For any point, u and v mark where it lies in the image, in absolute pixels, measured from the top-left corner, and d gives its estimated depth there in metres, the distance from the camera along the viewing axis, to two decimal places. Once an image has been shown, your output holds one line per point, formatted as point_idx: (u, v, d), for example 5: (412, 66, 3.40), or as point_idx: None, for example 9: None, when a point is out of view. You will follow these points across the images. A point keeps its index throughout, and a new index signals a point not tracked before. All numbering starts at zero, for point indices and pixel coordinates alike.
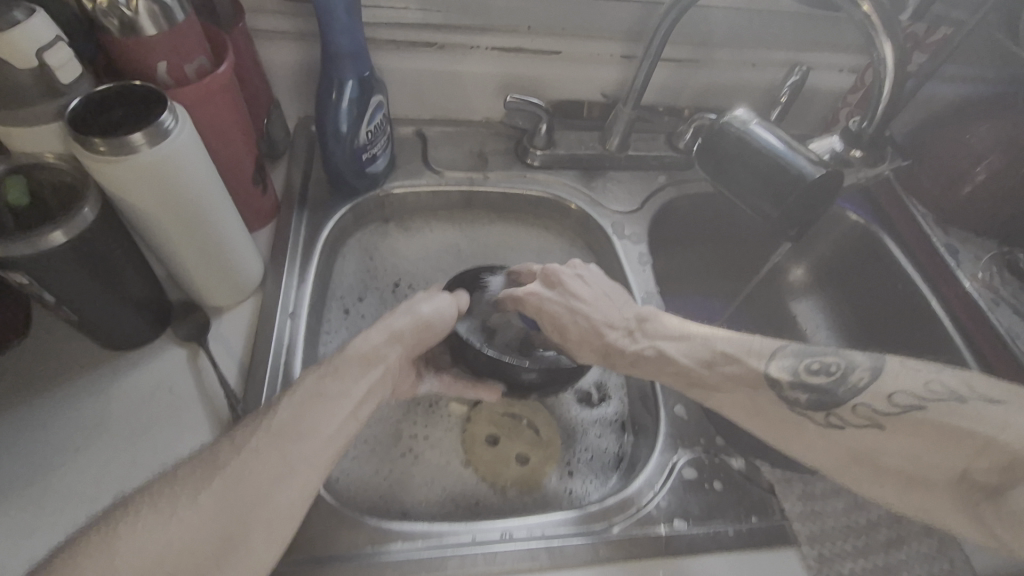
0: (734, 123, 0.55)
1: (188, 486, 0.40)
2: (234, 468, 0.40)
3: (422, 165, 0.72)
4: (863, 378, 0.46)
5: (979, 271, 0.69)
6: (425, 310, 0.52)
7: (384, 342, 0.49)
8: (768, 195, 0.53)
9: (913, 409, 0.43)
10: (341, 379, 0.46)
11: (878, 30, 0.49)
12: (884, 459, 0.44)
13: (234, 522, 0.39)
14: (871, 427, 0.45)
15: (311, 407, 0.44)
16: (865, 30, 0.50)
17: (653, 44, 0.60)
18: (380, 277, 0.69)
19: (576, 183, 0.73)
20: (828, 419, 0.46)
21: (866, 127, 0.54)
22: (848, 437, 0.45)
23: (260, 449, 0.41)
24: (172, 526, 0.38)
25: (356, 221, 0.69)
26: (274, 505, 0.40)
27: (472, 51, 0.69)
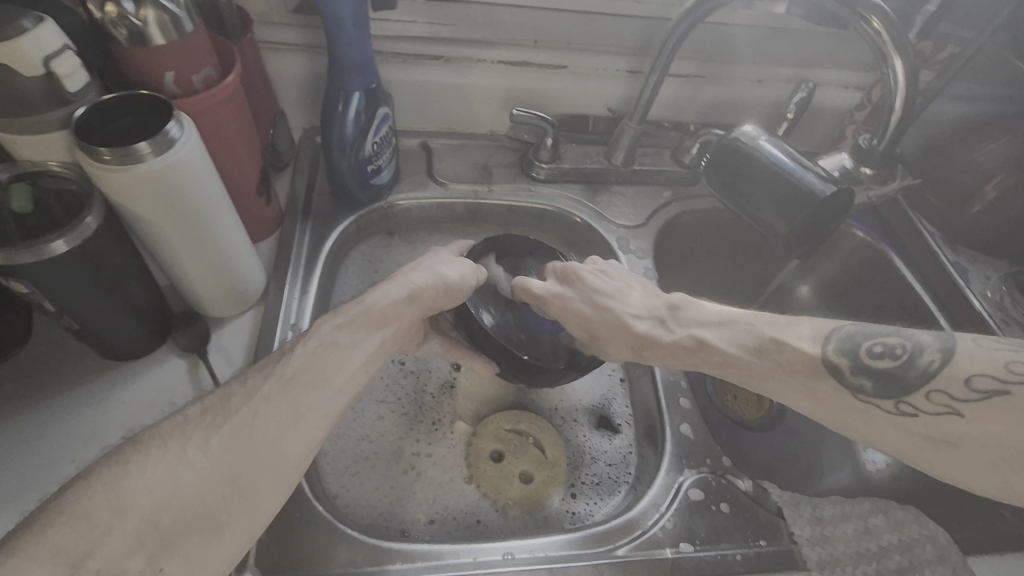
0: (743, 139, 0.55)
1: (195, 429, 0.38)
2: (245, 413, 0.39)
3: (427, 177, 0.72)
4: (934, 360, 0.42)
5: (989, 290, 0.68)
6: (447, 271, 0.50)
7: (402, 300, 0.48)
8: (777, 212, 0.52)
9: (996, 394, 0.39)
10: (354, 330, 0.46)
11: (889, 47, 0.49)
12: (964, 447, 0.40)
13: (245, 469, 0.38)
14: (949, 413, 0.41)
15: (326, 354, 0.44)
16: (876, 48, 0.50)
17: (660, 59, 0.60)
18: None
19: (580, 197, 0.73)
20: (898, 407, 0.43)
21: (876, 144, 0.54)
22: (922, 424, 0.42)
23: (272, 397, 0.41)
24: (180, 467, 0.36)
25: (360, 232, 0.68)
26: (283, 454, 0.39)
27: (478, 64, 0.70)
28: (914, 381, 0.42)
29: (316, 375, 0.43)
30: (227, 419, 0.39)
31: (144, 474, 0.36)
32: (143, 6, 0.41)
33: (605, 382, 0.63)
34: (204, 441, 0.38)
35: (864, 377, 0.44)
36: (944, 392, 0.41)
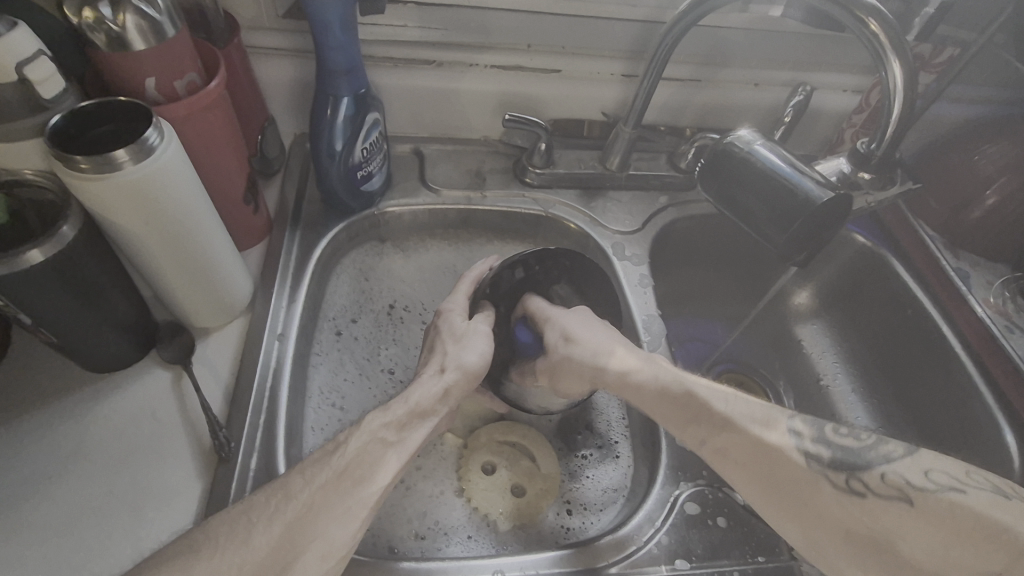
0: (738, 144, 0.54)
1: (260, 514, 0.39)
2: (303, 504, 0.39)
3: (419, 183, 0.71)
4: (897, 451, 0.42)
5: (992, 295, 0.67)
6: (470, 360, 0.50)
7: (438, 398, 0.48)
8: (773, 218, 0.51)
9: (949, 489, 0.39)
10: (400, 430, 0.45)
11: (887, 49, 0.48)
12: (902, 548, 0.38)
13: (294, 550, 0.38)
14: (899, 502, 0.40)
15: (377, 449, 0.43)
16: (873, 49, 0.49)
17: (654, 63, 0.59)
18: (375, 299, 0.67)
19: (575, 203, 0.72)
20: (849, 486, 0.41)
21: (875, 148, 0.53)
22: (864, 518, 0.40)
23: (330, 487, 0.41)
24: (240, 555, 0.37)
25: (350, 239, 0.67)
26: (331, 541, 0.39)
27: (470, 68, 0.69)
28: (869, 460, 0.42)
29: (369, 465, 0.42)
30: (285, 509, 0.39)
31: (209, 555, 0.37)
32: (121, 11, 0.41)
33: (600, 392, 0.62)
34: (266, 529, 0.38)
35: (824, 448, 0.43)
36: (900, 476, 0.40)
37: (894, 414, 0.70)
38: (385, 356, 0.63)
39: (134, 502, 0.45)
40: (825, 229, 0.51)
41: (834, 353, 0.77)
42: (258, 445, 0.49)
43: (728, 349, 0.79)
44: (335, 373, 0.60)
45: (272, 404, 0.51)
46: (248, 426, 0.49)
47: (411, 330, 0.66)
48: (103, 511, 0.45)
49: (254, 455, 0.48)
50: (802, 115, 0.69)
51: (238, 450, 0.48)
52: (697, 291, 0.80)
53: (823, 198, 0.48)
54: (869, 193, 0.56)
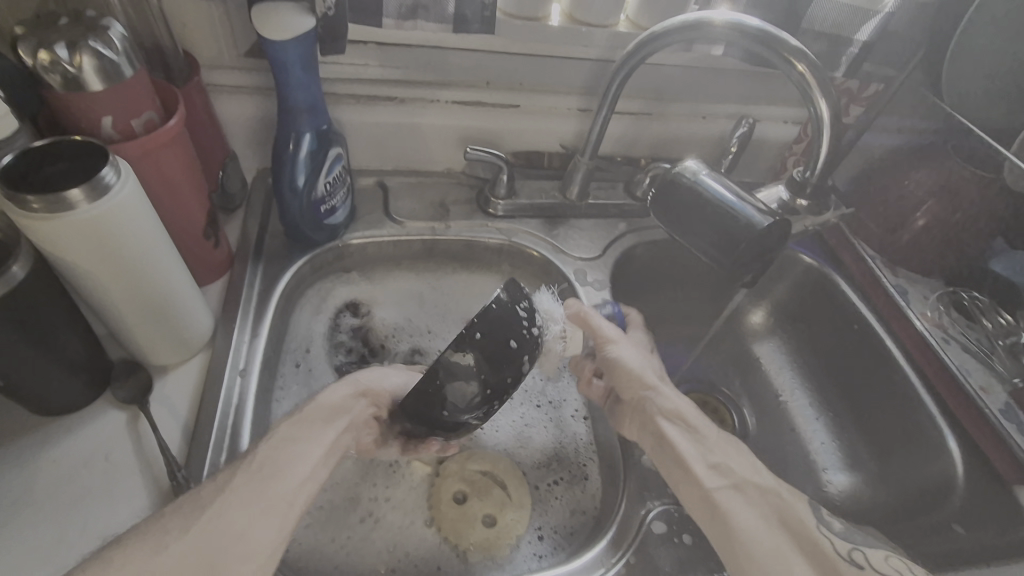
0: (686, 173, 0.56)
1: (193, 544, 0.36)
2: (246, 538, 0.38)
3: (383, 215, 0.72)
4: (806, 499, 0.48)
5: (928, 309, 0.72)
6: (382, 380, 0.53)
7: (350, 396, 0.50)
8: (719, 242, 0.53)
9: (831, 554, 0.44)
10: (309, 425, 0.46)
11: (814, 88, 0.52)
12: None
13: None
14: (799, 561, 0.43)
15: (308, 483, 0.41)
16: (802, 87, 0.53)
17: (606, 98, 0.63)
18: (340, 330, 0.67)
19: (537, 231, 0.74)
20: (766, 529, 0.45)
21: (809, 175, 0.57)
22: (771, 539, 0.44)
23: (243, 485, 0.40)
24: None
25: (314, 271, 0.67)
26: (252, 543, 0.38)
27: (432, 104, 0.71)
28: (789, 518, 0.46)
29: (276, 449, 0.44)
30: None
31: None
32: (78, 53, 0.41)
33: (566, 423, 0.62)
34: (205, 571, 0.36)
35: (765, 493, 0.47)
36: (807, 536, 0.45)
37: (847, 425, 0.74)
38: None
39: (84, 551, 0.43)
40: (768, 251, 0.54)
41: (790, 369, 0.81)
42: None
43: (690, 368, 0.82)
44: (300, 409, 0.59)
45: (233, 441, 0.50)
46: (208, 465, 0.48)
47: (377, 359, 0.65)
48: (49, 563, 0.43)
49: None
50: (747, 145, 0.74)
51: None
52: (659, 313, 0.83)
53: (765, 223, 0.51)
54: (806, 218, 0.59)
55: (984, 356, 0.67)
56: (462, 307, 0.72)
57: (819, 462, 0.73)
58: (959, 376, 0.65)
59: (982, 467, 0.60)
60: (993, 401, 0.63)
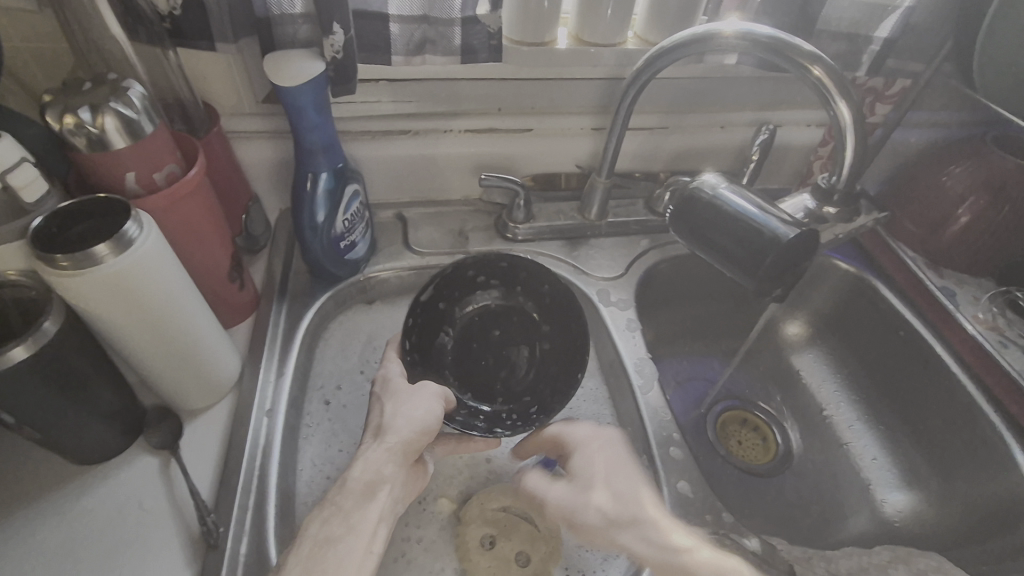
0: (704, 188, 0.51)
1: None
2: None
3: (403, 247, 0.73)
4: None
5: (980, 311, 0.68)
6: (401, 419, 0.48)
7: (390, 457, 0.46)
8: (744, 260, 0.47)
9: None
10: (353, 510, 0.44)
11: (832, 90, 0.50)
12: None
13: None
14: None
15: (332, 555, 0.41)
16: (819, 90, 0.50)
17: (619, 116, 0.62)
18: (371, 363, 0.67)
19: (559, 253, 0.74)
20: None
21: (836, 182, 0.54)
22: None
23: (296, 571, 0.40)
24: None
25: (338, 306, 0.68)
26: None
27: (445, 134, 0.72)
28: None
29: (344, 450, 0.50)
30: None
31: None
32: (100, 114, 0.42)
33: None
34: None
35: None
36: None
37: (901, 439, 0.70)
38: None
39: None
40: (800, 262, 0.47)
41: (834, 381, 0.77)
42: (248, 527, 0.47)
43: (726, 386, 0.79)
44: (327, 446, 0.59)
45: (261, 483, 0.50)
46: (237, 507, 0.48)
47: None
48: None
49: (243, 539, 0.47)
50: (769, 152, 0.72)
51: (227, 535, 0.46)
52: (689, 329, 0.81)
53: (796, 232, 0.45)
54: (835, 225, 0.56)
55: None
56: None
57: (873, 480, 0.69)
58: (1022, 382, 0.61)
59: None
60: None
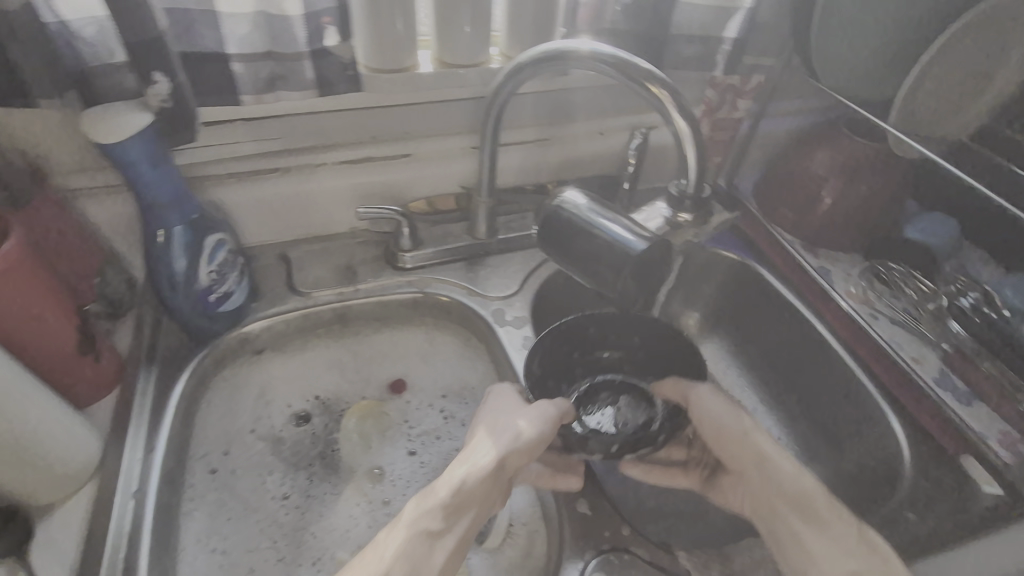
0: (564, 206, 0.50)
1: None
2: None
3: (287, 290, 0.69)
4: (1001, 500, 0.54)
5: (852, 286, 0.72)
6: (522, 425, 0.48)
7: (481, 479, 0.46)
8: (602, 274, 0.48)
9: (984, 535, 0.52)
10: (438, 519, 0.45)
11: (669, 106, 0.48)
12: None
13: None
14: None
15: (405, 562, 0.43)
16: (659, 106, 0.49)
17: (487, 137, 0.62)
18: (265, 415, 0.63)
19: (453, 277, 0.73)
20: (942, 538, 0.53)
21: (686, 184, 0.49)
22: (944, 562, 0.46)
23: None
24: None
25: (220, 362, 0.64)
26: None
27: (319, 168, 0.70)
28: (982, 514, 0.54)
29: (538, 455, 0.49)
30: None
31: None
32: None
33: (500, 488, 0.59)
34: None
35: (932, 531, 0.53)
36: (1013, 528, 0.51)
37: (797, 416, 0.73)
38: (273, 482, 0.58)
39: None
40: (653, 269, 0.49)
41: (733, 368, 0.80)
42: None
43: None
44: (215, 516, 0.55)
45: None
46: None
47: (306, 446, 0.62)
48: None
49: None
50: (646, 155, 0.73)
51: None
52: None
53: (643, 245, 0.46)
54: (694, 232, 0.51)
55: (913, 325, 0.67)
56: (385, 370, 0.69)
57: None
58: (890, 350, 0.65)
59: (927, 444, 0.59)
60: (926, 371, 0.63)
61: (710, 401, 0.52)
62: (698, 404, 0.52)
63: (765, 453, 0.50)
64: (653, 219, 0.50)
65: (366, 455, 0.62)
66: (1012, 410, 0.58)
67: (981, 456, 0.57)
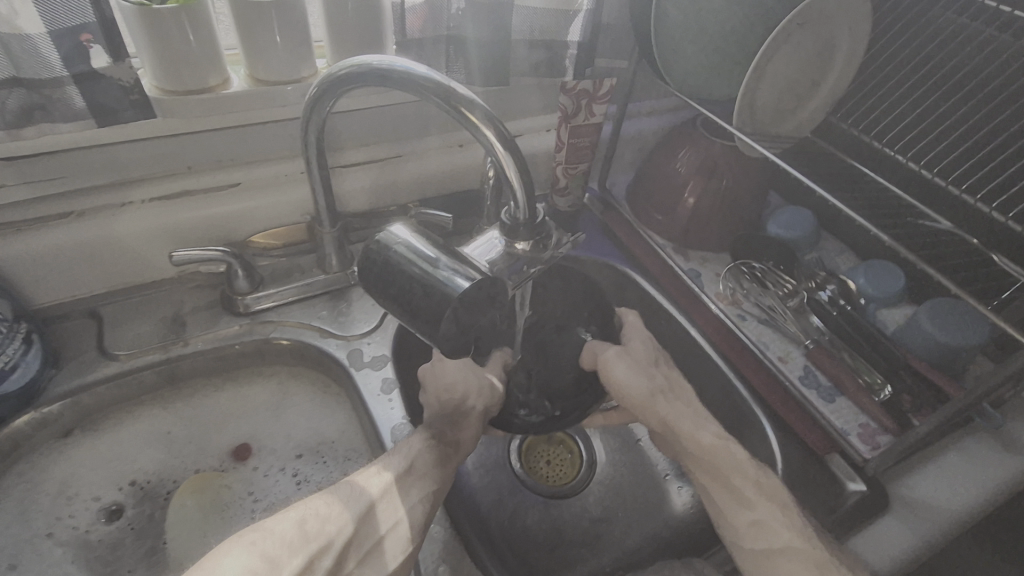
0: (381, 246, 0.43)
1: None
2: None
3: (97, 354, 0.59)
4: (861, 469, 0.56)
5: (721, 286, 0.72)
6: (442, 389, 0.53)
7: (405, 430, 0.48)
8: (426, 326, 0.41)
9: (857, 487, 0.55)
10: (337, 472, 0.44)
11: (475, 122, 0.42)
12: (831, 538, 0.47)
13: None
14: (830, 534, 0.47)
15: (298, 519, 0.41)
16: (469, 129, 0.42)
17: (311, 163, 0.55)
18: (75, 508, 0.55)
19: (304, 317, 0.65)
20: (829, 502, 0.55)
21: (515, 213, 0.43)
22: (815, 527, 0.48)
23: None
24: None
25: (9, 454, 0.54)
26: None
27: (124, 208, 0.59)
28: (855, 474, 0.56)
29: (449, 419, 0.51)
30: None
31: None
32: None
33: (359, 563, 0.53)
34: None
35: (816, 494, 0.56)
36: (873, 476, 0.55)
37: None
38: None
39: None
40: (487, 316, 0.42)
41: None
42: None
43: None
44: None
45: None
46: None
47: (126, 546, 0.54)
48: None
49: None
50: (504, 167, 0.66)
51: None
52: None
53: (469, 285, 0.41)
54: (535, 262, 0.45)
55: (777, 322, 0.67)
56: (228, 434, 0.62)
57: (667, 471, 0.70)
58: (758, 352, 0.65)
59: (796, 446, 0.59)
60: (791, 370, 0.63)
61: (620, 367, 0.52)
62: (607, 369, 0.53)
63: (671, 416, 0.51)
64: (485, 253, 0.44)
65: (206, 539, 0.55)
66: (869, 401, 0.59)
67: (846, 454, 0.57)
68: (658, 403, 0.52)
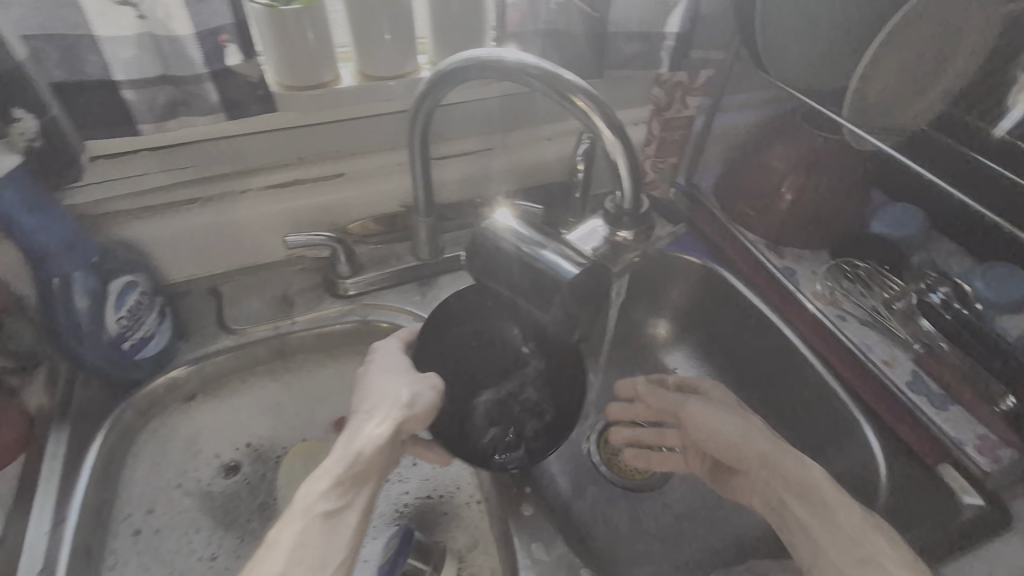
0: (492, 230, 0.45)
1: None
2: None
3: (218, 327, 0.64)
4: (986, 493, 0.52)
5: (818, 285, 0.69)
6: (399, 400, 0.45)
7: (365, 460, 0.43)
8: (533, 306, 0.42)
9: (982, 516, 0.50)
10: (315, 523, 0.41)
11: (593, 112, 0.43)
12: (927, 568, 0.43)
13: None
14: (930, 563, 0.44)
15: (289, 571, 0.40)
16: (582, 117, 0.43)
17: (415, 153, 0.57)
18: (199, 465, 0.60)
19: (398, 301, 0.68)
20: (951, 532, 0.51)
21: (621, 197, 0.44)
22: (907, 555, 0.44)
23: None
24: None
25: (146, 411, 0.60)
26: None
27: (243, 195, 0.65)
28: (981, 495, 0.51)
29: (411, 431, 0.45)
30: None
31: None
32: None
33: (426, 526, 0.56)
34: None
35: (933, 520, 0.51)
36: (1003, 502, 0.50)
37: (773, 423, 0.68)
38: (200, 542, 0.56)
39: None
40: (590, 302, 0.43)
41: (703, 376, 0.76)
42: None
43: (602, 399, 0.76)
44: None
45: None
46: None
47: (241, 499, 0.59)
48: None
49: None
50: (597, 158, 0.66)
51: None
52: None
53: (575, 268, 0.41)
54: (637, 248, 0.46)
55: (882, 325, 0.64)
56: (330, 407, 0.66)
57: None
58: (860, 354, 0.62)
59: (903, 454, 0.56)
60: (898, 375, 0.60)
61: (713, 412, 0.53)
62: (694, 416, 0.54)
63: (771, 460, 0.49)
64: (589, 239, 0.45)
65: None
66: (989, 413, 0.55)
67: (959, 464, 0.54)
68: (764, 446, 0.50)
